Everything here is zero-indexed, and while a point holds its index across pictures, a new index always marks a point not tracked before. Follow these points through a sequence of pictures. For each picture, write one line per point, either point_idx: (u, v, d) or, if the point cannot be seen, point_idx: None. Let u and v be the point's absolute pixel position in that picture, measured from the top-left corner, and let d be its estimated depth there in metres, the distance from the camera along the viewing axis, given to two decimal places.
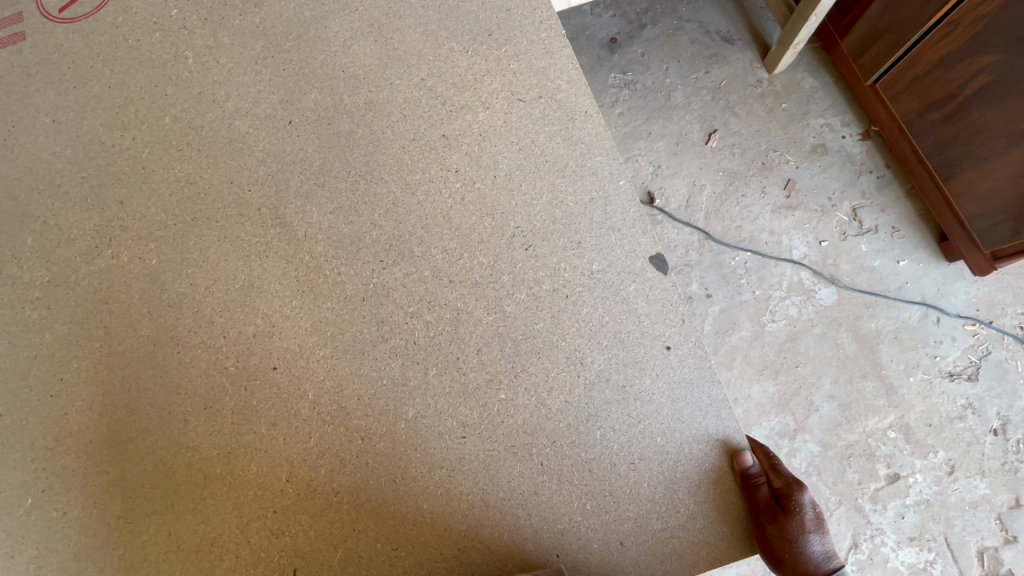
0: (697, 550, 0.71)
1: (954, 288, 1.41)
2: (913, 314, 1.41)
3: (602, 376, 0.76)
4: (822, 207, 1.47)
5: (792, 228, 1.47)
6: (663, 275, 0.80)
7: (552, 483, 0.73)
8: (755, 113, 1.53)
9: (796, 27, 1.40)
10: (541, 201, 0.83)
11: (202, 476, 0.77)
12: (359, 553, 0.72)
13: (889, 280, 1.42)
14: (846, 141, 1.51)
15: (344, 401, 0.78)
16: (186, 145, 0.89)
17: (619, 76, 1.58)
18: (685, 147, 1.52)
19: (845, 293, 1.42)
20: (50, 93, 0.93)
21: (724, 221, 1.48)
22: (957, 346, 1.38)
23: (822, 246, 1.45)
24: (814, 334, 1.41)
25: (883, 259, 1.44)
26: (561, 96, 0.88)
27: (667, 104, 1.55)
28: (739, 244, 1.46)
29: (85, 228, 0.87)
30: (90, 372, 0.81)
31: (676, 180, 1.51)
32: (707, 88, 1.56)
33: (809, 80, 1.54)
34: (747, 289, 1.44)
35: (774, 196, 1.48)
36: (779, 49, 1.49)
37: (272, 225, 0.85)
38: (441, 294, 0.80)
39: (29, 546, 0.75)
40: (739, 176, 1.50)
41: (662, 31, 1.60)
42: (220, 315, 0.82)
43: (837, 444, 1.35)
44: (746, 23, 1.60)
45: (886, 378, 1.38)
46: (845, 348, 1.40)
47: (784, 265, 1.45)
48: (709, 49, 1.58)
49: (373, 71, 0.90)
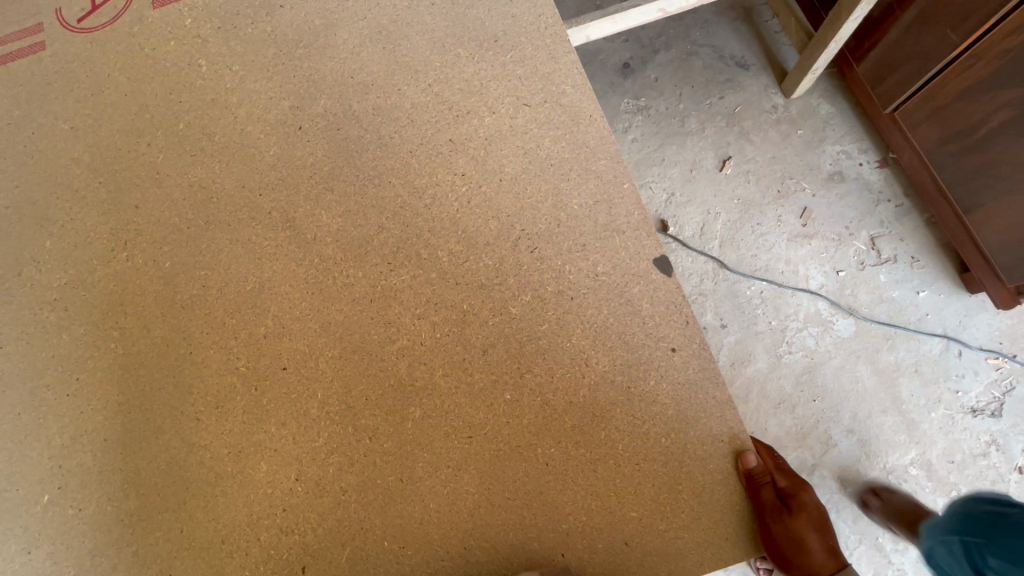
0: (702, 551, 0.71)
1: (976, 320, 1.40)
2: (934, 347, 1.40)
3: (606, 377, 0.77)
4: (839, 235, 1.47)
5: (809, 256, 1.46)
6: (667, 277, 0.80)
7: (557, 484, 0.74)
8: (770, 138, 1.54)
9: (814, 53, 1.40)
10: (546, 204, 0.84)
11: (212, 474, 0.78)
12: (367, 551, 0.73)
13: (909, 311, 1.42)
14: (863, 168, 1.51)
15: (350, 401, 0.79)
16: (200, 150, 0.92)
17: (632, 101, 1.59)
18: (699, 174, 1.53)
19: (864, 324, 1.42)
20: (68, 101, 0.96)
21: (740, 250, 1.48)
22: (980, 381, 1.37)
23: (840, 275, 1.45)
24: (831, 366, 1.40)
25: (902, 288, 1.43)
26: (566, 100, 0.89)
27: (680, 130, 1.56)
28: (755, 273, 1.46)
29: (102, 231, 0.89)
30: (105, 372, 0.83)
31: (690, 209, 1.51)
32: (721, 113, 1.56)
33: (825, 106, 1.55)
34: (763, 320, 1.44)
35: (790, 224, 1.48)
36: (796, 75, 1.50)
37: (282, 229, 0.87)
38: (447, 297, 0.81)
39: (45, 542, 0.77)
40: (754, 203, 1.50)
41: (674, 56, 1.61)
42: (232, 317, 0.84)
43: (857, 480, 1.34)
44: (759, 46, 1.60)
45: (907, 413, 1.37)
46: (864, 381, 1.39)
47: (801, 295, 1.44)
48: (723, 73, 1.59)
49: (380, 77, 0.92)
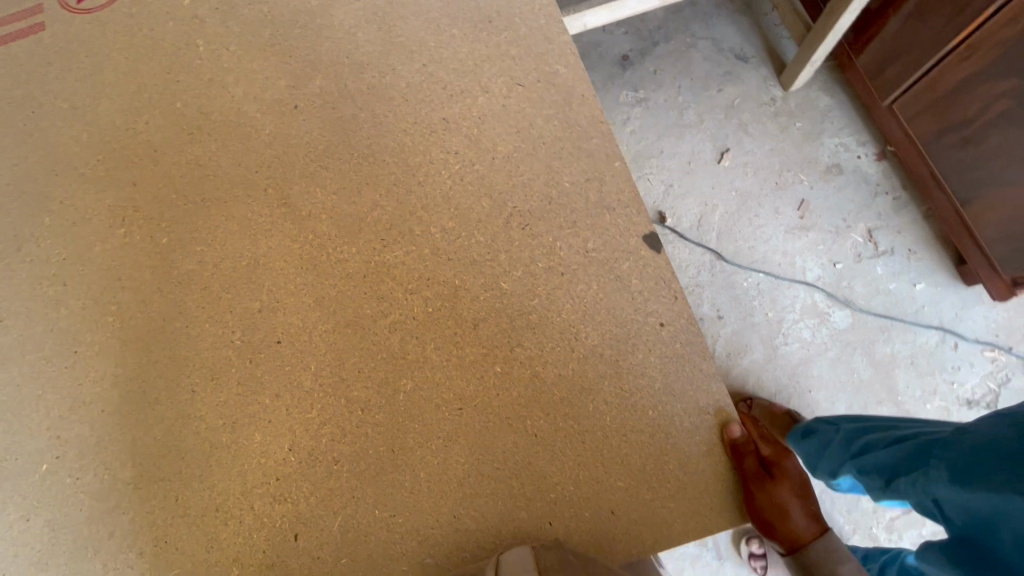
0: (687, 520, 0.72)
1: (972, 312, 1.41)
2: (931, 338, 1.41)
3: (595, 351, 0.78)
4: (836, 227, 1.48)
5: (806, 248, 1.47)
6: (657, 254, 0.81)
7: (546, 454, 0.75)
8: (768, 131, 1.54)
9: (813, 44, 1.40)
10: (538, 182, 0.85)
11: (208, 445, 0.79)
12: (358, 520, 0.75)
13: (906, 303, 1.43)
14: (861, 161, 1.51)
15: (343, 372, 0.80)
16: (197, 129, 0.93)
17: (630, 93, 1.60)
18: (697, 165, 1.53)
19: (860, 316, 1.43)
20: (67, 81, 0.97)
21: (737, 242, 1.48)
22: (975, 372, 1.38)
23: (837, 267, 1.46)
24: (827, 358, 1.41)
25: (899, 281, 1.44)
26: (559, 81, 0.90)
27: (679, 121, 1.57)
28: (752, 265, 1.47)
29: (101, 208, 0.90)
30: (104, 345, 0.85)
31: (688, 200, 1.52)
32: (720, 105, 1.57)
33: (823, 99, 1.56)
34: (758, 311, 1.45)
35: (787, 216, 1.49)
36: (795, 67, 1.50)
37: (278, 206, 0.88)
38: (440, 273, 0.83)
39: (44, 510, 0.79)
40: (752, 195, 1.51)
41: (673, 49, 1.61)
42: (227, 292, 0.85)
43: None
44: (758, 39, 1.61)
45: (903, 404, 1.37)
46: (859, 372, 1.40)
47: (797, 287, 1.45)
48: (722, 66, 1.59)
49: (375, 57, 0.93)
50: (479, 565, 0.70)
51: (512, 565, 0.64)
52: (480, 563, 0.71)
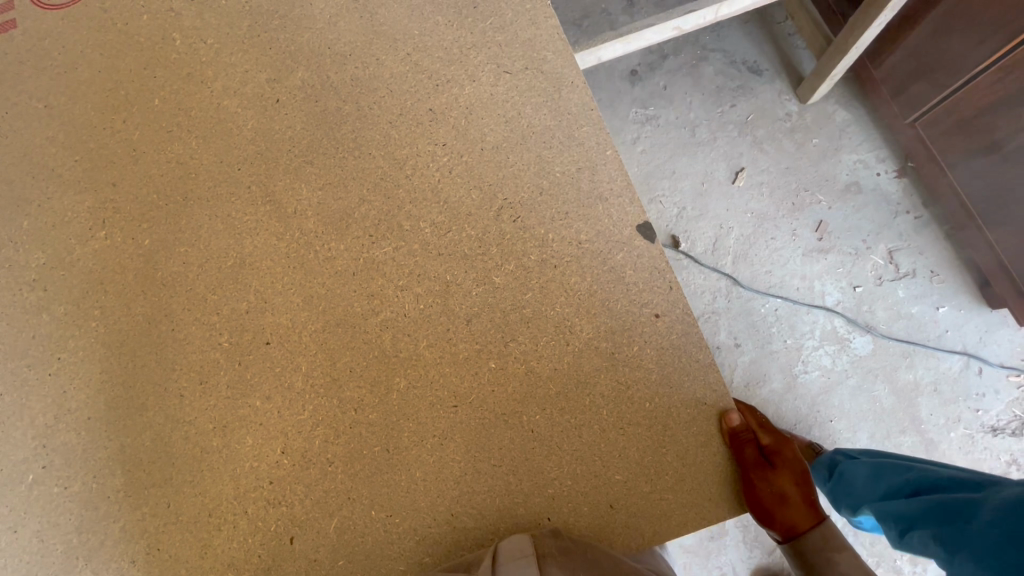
0: (685, 511, 0.72)
1: (997, 336, 1.41)
2: (954, 364, 1.41)
3: (591, 344, 0.76)
4: (856, 249, 1.48)
5: (825, 272, 1.47)
6: (651, 244, 0.80)
7: (543, 449, 0.74)
8: (784, 148, 1.55)
9: (834, 59, 1.40)
10: (528, 172, 0.83)
11: (198, 449, 0.78)
12: (354, 521, 0.74)
13: (929, 328, 1.43)
14: (881, 177, 1.51)
15: (336, 373, 0.78)
16: (176, 125, 0.90)
17: (640, 110, 1.60)
18: (711, 187, 1.53)
19: (881, 343, 1.43)
20: (41, 79, 0.94)
21: (753, 266, 1.48)
22: (1001, 400, 1.39)
23: (857, 291, 1.46)
24: (848, 386, 1.42)
25: (921, 304, 1.45)
26: (547, 68, 0.88)
27: (691, 139, 1.57)
28: (769, 290, 1.47)
29: (79, 210, 0.88)
30: (87, 351, 0.83)
31: (701, 223, 1.52)
32: (733, 121, 1.57)
33: (841, 113, 1.56)
34: (778, 338, 1.45)
35: (805, 238, 1.49)
36: (813, 81, 1.50)
37: (262, 203, 0.86)
38: (431, 268, 0.81)
39: (33, 520, 0.77)
40: (768, 217, 1.51)
41: (685, 61, 1.61)
42: (213, 293, 0.83)
43: None
44: (772, 48, 1.61)
45: (926, 434, 1.39)
46: (881, 400, 1.41)
47: (817, 312, 1.45)
48: (736, 79, 1.59)
49: (359, 47, 0.91)
50: (478, 556, 0.69)
51: (512, 556, 0.64)
52: (479, 554, 0.70)
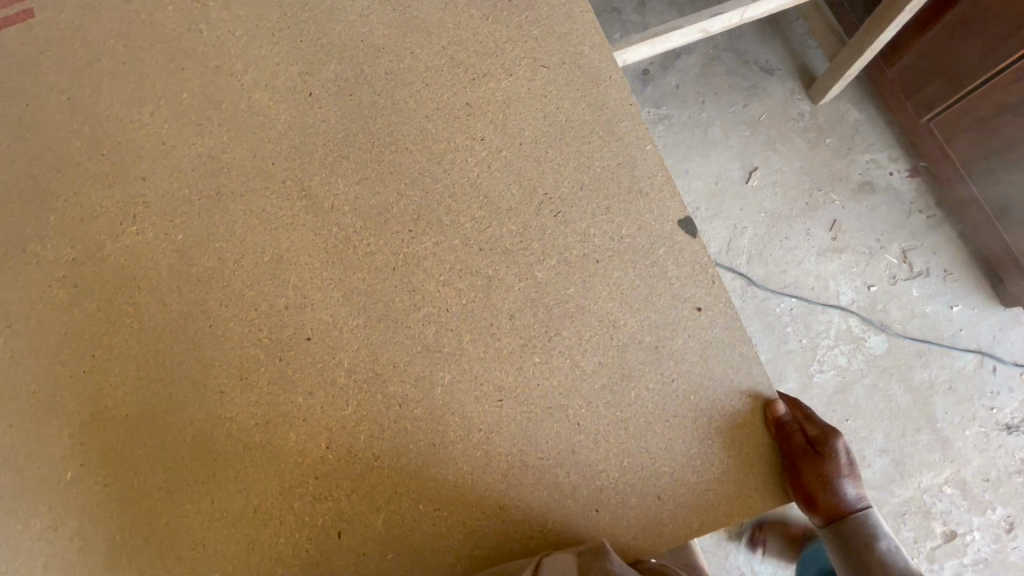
0: (731, 501, 0.73)
1: (1010, 336, 1.61)
2: (970, 363, 1.60)
3: (635, 337, 0.77)
4: (870, 250, 1.66)
5: (840, 271, 1.65)
6: (692, 237, 0.81)
7: (589, 442, 0.74)
8: (798, 147, 1.72)
9: (848, 61, 1.57)
10: (568, 167, 0.84)
11: (240, 444, 0.78)
12: (402, 515, 0.74)
13: (944, 327, 1.62)
14: (894, 177, 1.70)
15: (379, 368, 0.78)
16: (207, 119, 0.89)
17: (654, 110, 1.76)
18: (725, 186, 1.70)
19: (896, 341, 1.61)
20: (63, 71, 0.92)
21: (768, 266, 1.65)
22: (1014, 397, 1.59)
23: (872, 290, 1.64)
24: (865, 385, 1.59)
25: (935, 304, 1.63)
26: (584, 62, 0.88)
27: (706, 139, 1.73)
28: (785, 290, 1.65)
29: (108, 204, 0.87)
30: (123, 348, 0.82)
31: (717, 223, 1.68)
32: (746, 121, 1.74)
33: (853, 113, 1.74)
34: (793, 335, 1.63)
35: (820, 239, 1.67)
36: (827, 82, 1.67)
37: (298, 197, 0.85)
38: (472, 263, 0.81)
39: (72, 518, 0.77)
40: (783, 217, 1.68)
41: (697, 61, 1.78)
42: (251, 288, 0.83)
43: (891, 501, 1.55)
44: (783, 50, 1.79)
45: (941, 432, 1.57)
46: (897, 400, 1.59)
47: (832, 311, 1.63)
48: (749, 80, 1.76)
49: (393, 40, 0.90)
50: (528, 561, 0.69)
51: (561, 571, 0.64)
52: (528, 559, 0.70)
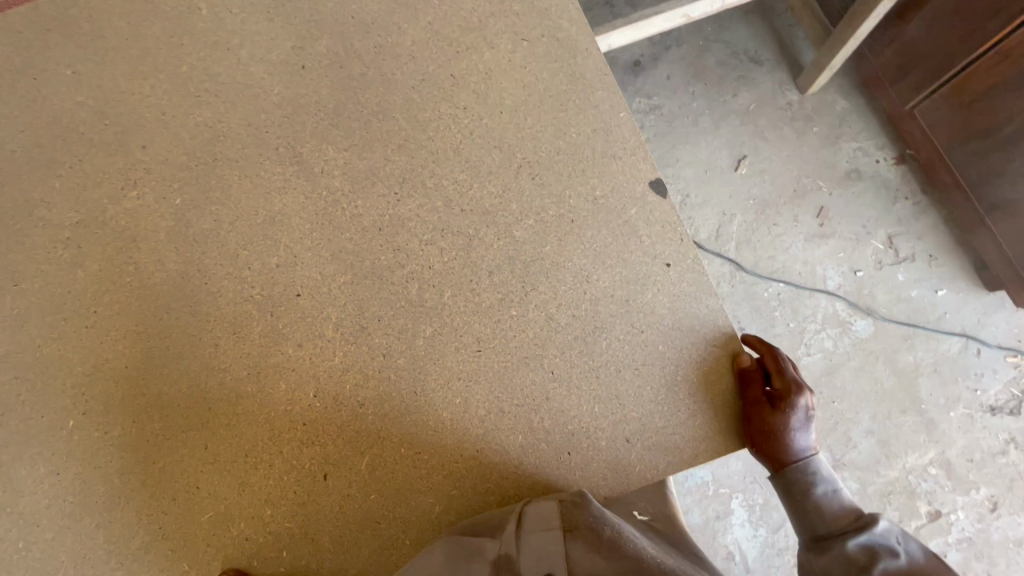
0: (697, 445, 0.77)
1: (994, 320, 1.64)
2: (954, 345, 1.63)
3: (607, 292, 0.81)
4: (857, 235, 1.70)
5: (826, 257, 1.68)
6: (663, 199, 0.85)
7: (563, 390, 0.78)
8: (784, 135, 1.76)
9: (833, 49, 1.61)
10: (546, 134, 0.88)
11: (233, 394, 0.82)
12: (385, 458, 0.78)
13: (928, 311, 1.65)
14: (880, 164, 1.73)
15: (365, 322, 0.83)
16: (205, 91, 0.94)
17: (644, 100, 1.80)
18: (714, 174, 1.74)
19: (881, 324, 1.65)
20: (68, 46, 0.97)
21: (755, 252, 1.69)
22: (998, 379, 1.62)
23: (858, 275, 1.67)
24: (851, 367, 1.63)
25: (920, 288, 1.67)
26: (562, 35, 0.92)
27: (694, 127, 1.77)
28: (772, 274, 1.68)
29: (110, 171, 0.91)
30: (123, 305, 0.86)
31: (705, 210, 1.72)
32: (734, 110, 1.78)
33: (840, 102, 1.78)
34: (781, 319, 1.66)
35: (807, 224, 1.70)
36: (813, 71, 1.71)
37: (290, 163, 0.90)
38: (454, 223, 0.85)
39: (74, 464, 0.81)
40: (770, 204, 1.72)
41: (686, 52, 1.81)
42: (244, 248, 0.87)
43: (877, 481, 1.57)
44: (770, 40, 1.83)
45: (926, 413, 1.60)
46: (882, 381, 1.62)
47: (819, 295, 1.67)
48: (736, 70, 1.80)
49: (381, 16, 0.95)
50: (505, 512, 0.75)
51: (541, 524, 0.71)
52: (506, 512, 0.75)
